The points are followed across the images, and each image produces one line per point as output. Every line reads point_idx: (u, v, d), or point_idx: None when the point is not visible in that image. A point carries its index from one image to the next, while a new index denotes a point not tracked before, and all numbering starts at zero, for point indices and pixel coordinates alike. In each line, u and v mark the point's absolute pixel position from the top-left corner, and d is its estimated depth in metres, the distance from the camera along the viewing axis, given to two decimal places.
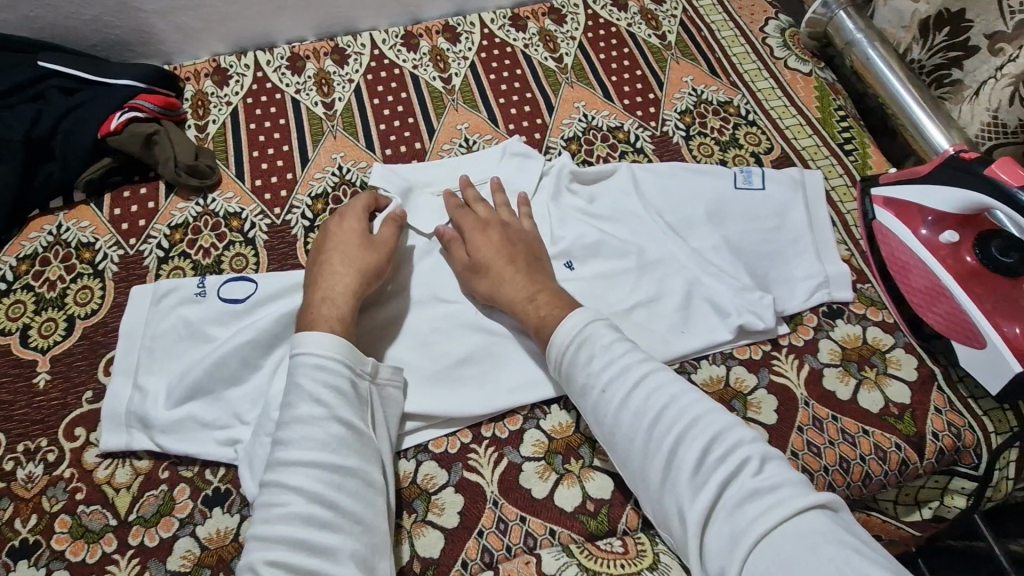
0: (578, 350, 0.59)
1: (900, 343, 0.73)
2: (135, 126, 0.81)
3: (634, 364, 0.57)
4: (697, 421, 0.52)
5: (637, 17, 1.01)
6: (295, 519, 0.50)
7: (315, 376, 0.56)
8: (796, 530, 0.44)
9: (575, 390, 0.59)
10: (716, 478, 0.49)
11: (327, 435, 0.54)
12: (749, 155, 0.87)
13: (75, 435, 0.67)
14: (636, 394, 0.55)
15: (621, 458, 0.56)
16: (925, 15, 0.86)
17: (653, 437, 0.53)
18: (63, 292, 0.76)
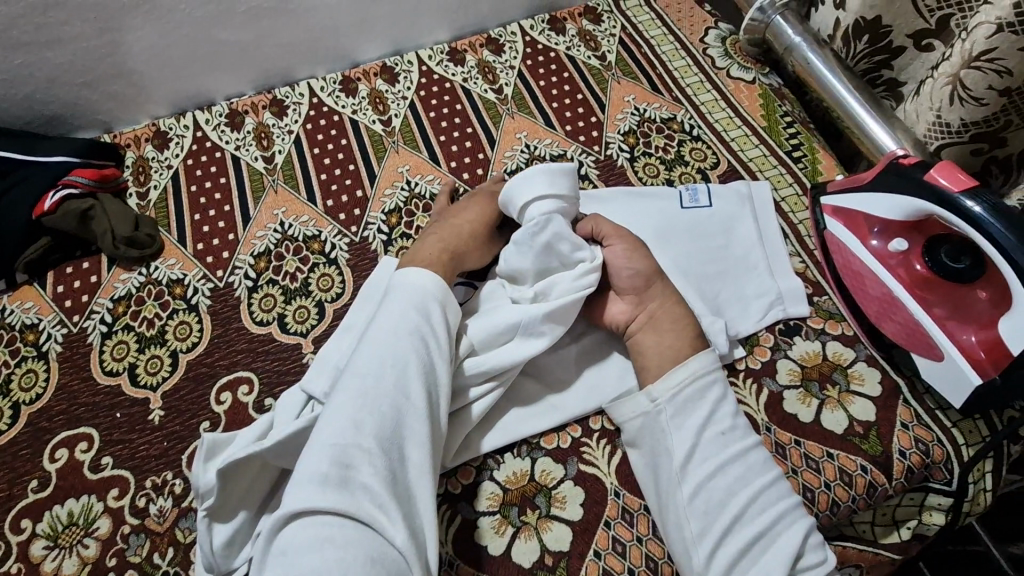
0: (695, 396, 0.61)
1: (862, 356, 0.71)
2: (69, 203, 0.81)
3: (749, 432, 0.61)
4: (799, 504, 0.57)
5: (576, 39, 1.01)
6: (343, 464, 0.50)
7: (426, 307, 0.61)
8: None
9: (682, 429, 0.60)
10: (800, 562, 0.55)
11: (404, 392, 0.55)
12: (696, 172, 0.85)
13: (22, 527, 0.65)
14: (755, 457, 0.59)
15: (703, 508, 0.57)
16: (845, 24, 0.86)
17: (752, 504, 0.56)
18: (8, 377, 0.75)
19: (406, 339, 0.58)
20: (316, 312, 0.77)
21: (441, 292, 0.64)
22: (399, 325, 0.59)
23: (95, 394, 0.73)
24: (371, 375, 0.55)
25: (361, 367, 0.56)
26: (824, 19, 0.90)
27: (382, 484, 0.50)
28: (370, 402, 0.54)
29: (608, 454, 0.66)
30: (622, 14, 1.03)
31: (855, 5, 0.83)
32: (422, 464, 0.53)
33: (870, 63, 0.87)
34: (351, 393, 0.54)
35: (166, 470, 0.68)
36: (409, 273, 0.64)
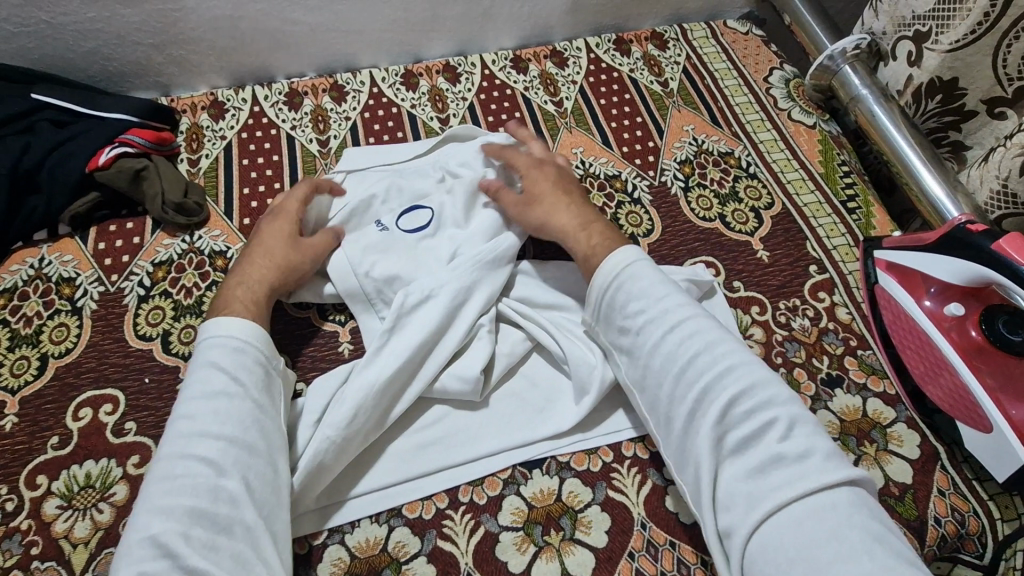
0: (620, 288, 0.63)
1: (902, 417, 0.69)
2: (124, 161, 0.80)
3: (674, 311, 0.61)
4: (727, 373, 0.56)
5: (640, 62, 1.01)
6: (165, 550, 0.48)
7: (225, 359, 0.58)
8: (818, 505, 0.49)
9: (611, 333, 0.64)
10: (729, 436, 0.54)
11: (225, 457, 0.53)
12: (749, 210, 0.85)
13: (37, 483, 0.64)
14: (672, 338, 0.59)
15: (646, 397, 0.60)
16: (917, 81, 0.86)
17: (683, 382, 0.57)
18: (39, 328, 0.74)
19: (216, 401, 0.56)
20: None
21: (260, 343, 0.61)
22: (202, 385, 0.57)
23: (125, 356, 0.72)
24: (186, 438, 0.54)
25: (176, 430, 0.55)
26: (897, 71, 0.89)
27: (210, 565, 0.49)
28: (184, 476, 0.52)
29: (638, 483, 0.65)
30: (688, 44, 1.04)
31: (931, 64, 0.83)
32: (253, 524, 0.52)
33: (935, 122, 0.87)
34: (165, 465, 0.53)
35: None
36: (211, 323, 0.61)
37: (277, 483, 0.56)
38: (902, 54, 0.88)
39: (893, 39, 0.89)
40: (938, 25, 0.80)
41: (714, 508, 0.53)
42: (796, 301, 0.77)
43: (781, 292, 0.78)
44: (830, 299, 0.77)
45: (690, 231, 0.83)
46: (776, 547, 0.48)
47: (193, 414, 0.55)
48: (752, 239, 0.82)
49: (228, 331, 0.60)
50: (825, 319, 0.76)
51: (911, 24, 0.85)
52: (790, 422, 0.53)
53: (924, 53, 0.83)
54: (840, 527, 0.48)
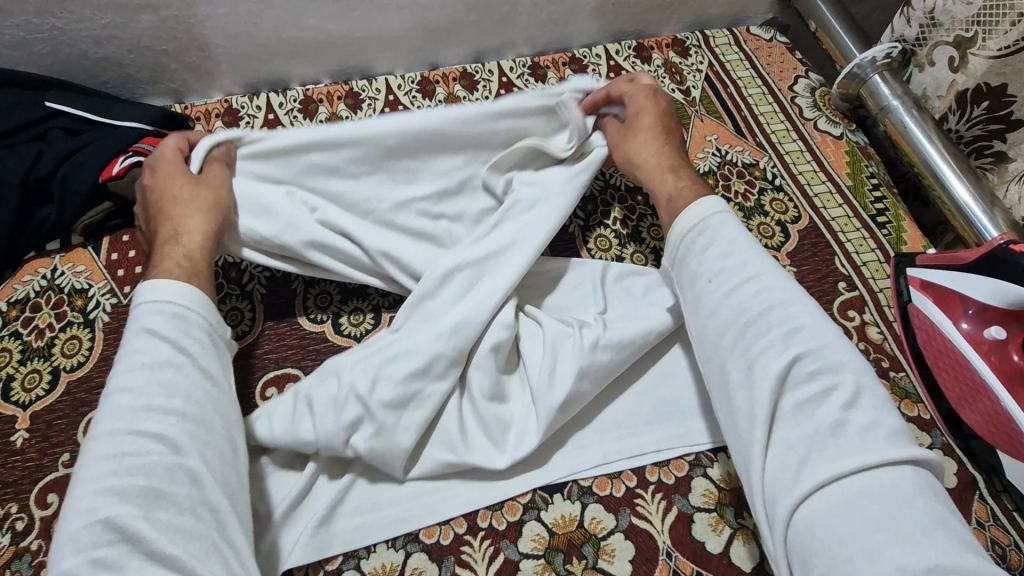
0: (697, 239, 0.63)
1: (938, 443, 0.66)
2: (135, 172, 0.77)
3: (751, 263, 0.59)
4: (796, 330, 0.54)
5: (661, 70, 0.99)
6: (123, 533, 0.46)
7: (165, 326, 0.56)
8: (873, 482, 0.46)
9: (682, 283, 0.63)
10: (792, 396, 0.52)
11: (180, 435, 0.51)
12: (775, 223, 0.82)
13: (47, 502, 0.63)
14: (749, 287, 0.57)
15: (705, 348, 0.59)
16: (962, 87, 0.83)
17: (750, 335, 0.55)
18: (51, 341, 0.72)
19: (161, 372, 0.53)
20: (371, 318, 0.75)
21: (201, 309, 0.59)
22: (139, 356, 0.54)
23: None
24: (129, 413, 0.51)
25: (116, 407, 0.52)
26: (938, 76, 0.86)
27: (176, 547, 0.47)
28: (129, 455, 0.49)
29: (662, 510, 0.63)
30: (709, 50, 1.02)
31: (978, 70, 0.80)
32: (220, 507, 0.51)
33: (978, 131, 0.84)
34: (104, 443, 0.50)
35: None
36: (146, 289, 0.58)
37: (235, 463, 0.54)
38: (943, 58, 0.84)
39: (927, 43, 0.86)
40: (985, 29, 0.77)
41: (762, 474, 0.51)
42: None
43: None
44: (860, 317, 0.75)
45: None
46: (823, 514, 0.46)
47: (134, 386, 0.52)
48: (778, 254, 0.80)
49: (174, 299, 0.58)
50: (855, 338, 0.73)
51: (952, 29, 0.82)
52: (858, 391, 0.51)
53: (969, 59, 0.81)
54: (890, 515, 0.45)
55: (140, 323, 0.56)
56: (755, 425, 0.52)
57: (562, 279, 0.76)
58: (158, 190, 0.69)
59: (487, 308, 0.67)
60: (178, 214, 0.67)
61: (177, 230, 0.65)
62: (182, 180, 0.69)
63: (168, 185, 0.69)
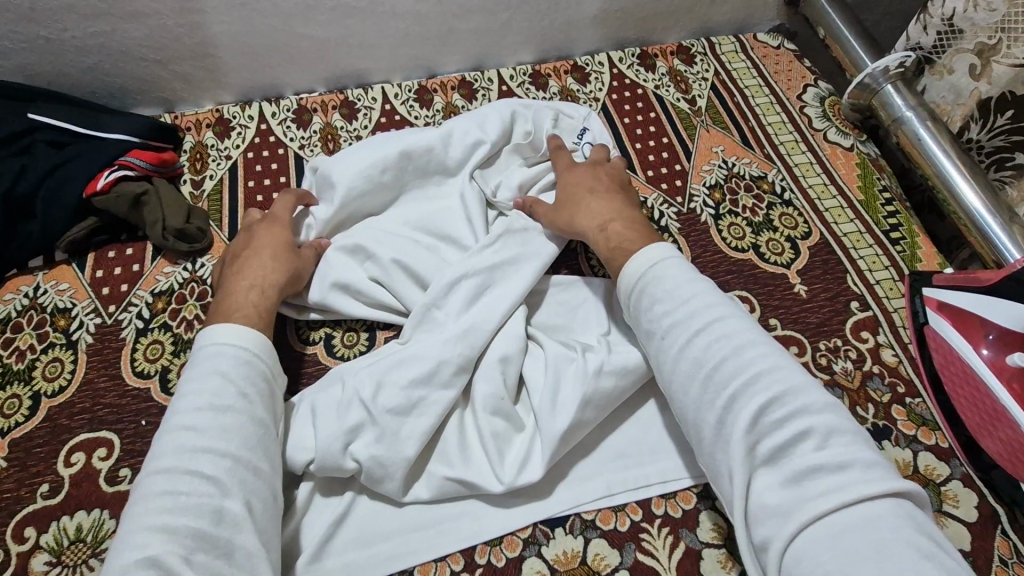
0: (644, 294, 0.59)
1: (957, 475, 0.64)
2: (123, 185, 0.76)
3: (700, 311, 0.55)
4: (757, 376, 0.51)
5: (666, 78, 0.96)
6: (164, 573, 0.43)
7: (233, 369, 0.55)
8: (861, 520, 0.43)
9: (641, 333, 0.60)
10: (763, 447, 0.49)
11: (229, 475, 0.50)
12: (785, 240, 0.80)
13: (24, 536, 0.60)
14: (699, 341, 0.54)
15: (675, 401, 0.56)
16: (986, 95, 0.81)
17: (712, 387, 0.52)
18: (32, 364, 0.70)
19: (224, 415, 0.52)
20: (365, 339, 0.72)
21: (266, 356, 0.59)
22: (205, 395, 0.53)
23: (121, 396, 0.67)
24: (188, 452, 0.49)
25: (175, 443, 0.50)
26: (957, 85, 0.84)
27: None
28: (181, 492, 0.47)
29: (669, 546, 0.60)
30: (716, 58, 0.99)
31: (1003, 78, 0.78)
32: (253, 550, 0.48)
33: (1000, 142, 0.82)
34: (159, 480, 0.48)
35: None
36: (218, 332, 0.57)
37: (274, 508, 0.53)
38: (962, 66, 0.82)
39: (945, 52, 0.84)
40: (1010, 37, 0.75)
41: (749, 524, 0.48)
42: (837, 341, 0.72)
43: (821, 332, 0.72)
44: (874, 339, 0.72)
45: (722, 262, 0.78)
46: (813, 560, 0.43)
47: (196, 425, 0.51)
48: (788, 272, 0.77)
49: (249, 347, 0.57)
50: (869, 362, 0.71)
51: (974, 36, 0.79)
52: (826, 429, 0.48)
53: (991, 66, 0.78)
54: (888, 552, 0.41)
55: (200, 357, 0.56)
56: (732, 481, 0.49)
57: (560, 300, 0.73)
58: (246, 241, 0.71)
59: (495, 321, 0.66)
60: (248, 261, 0.68)
61: (239, 279, 0.66)
62: (268, 233, 0.71)
63: (252, 239, 0.71)
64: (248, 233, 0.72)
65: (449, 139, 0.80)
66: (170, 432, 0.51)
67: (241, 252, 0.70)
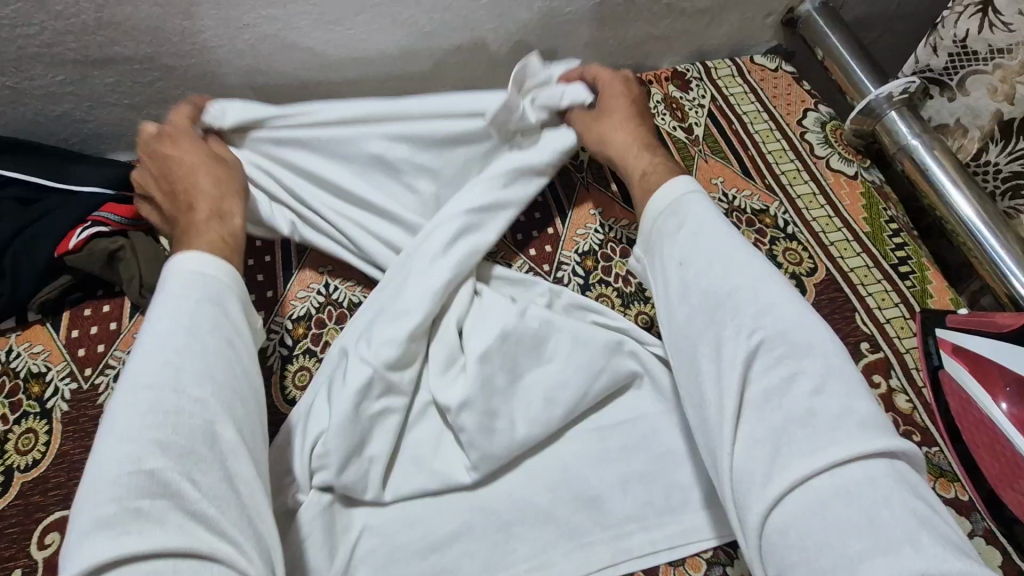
0: (669, 229, 0.61)
1: (979, 530, 0.61)
2: (96, 242, 0.72)
3: (721, 251, 0.58)
4: (763, 315, 0.53)
5: (661, 106, 0.93)
6: (165, 489, 0.43)
7: (200, 298, 0.55)
8: (853, 482, 0.45)
9: (654, 269, 0.62)
10: (761, 380, 0.51)
11: (215, 399, 0.50)
12: (789, 277, 0.76)
13: None
14: (714, 278, 0.56)
15: (674, 336, 0.58)
16: (1009, 117, 0.78)
17: (715, 321, 0.54)
18: (5, 436, 0.66)
19: (205, 343, 0.52)
20: None
21: (234, 286, 0.59)
22: (181, 322, 0.52)
23: None
24: (169, 381, 0.49)
25: (155, 364, 0.49)
26: (976, 105, 0.81)
27: (215, 511, 0.44)
28: (170, 412, 0.47)
29: None
30: (712, 83, 0.96)
31: None
32: (250, 478, 0.48)
33: (1017, 167, 0.80)
34: (143, 399, 0.47)
35: None
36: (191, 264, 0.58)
37: (261, 438, 0.52)
38: (981, 88, 0.79)
39: (959, 74, 0.81)
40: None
41: (733, 461, 0.50)
42: None
43: None
44: (887, 383, 0.69)
45: None
46: (801, 530, 0.45)
47: (176, 352, 0.50)
48: None
49: (219, 278, 0.58)
50: (883, 408, 0.67)
51: (991, 58, 0.77)
52: (826, 375, 0.50)
53: (1016, 87, 0.75)
54: (874, 518, 0.43)
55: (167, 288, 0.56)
56: (723, 417, 0.50)
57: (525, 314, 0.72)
58: (190, 172, 0.71)
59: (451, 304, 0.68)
60: (203, 201, 0.69)
61: (198, 220, 0.66)
62: (212, 167, 0.71)
63: (195, 172, 0.71)
64: (187, 163, 0.71)
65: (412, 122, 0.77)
66: (143, 357, 0.50)
67: (190, 191, 0.70)
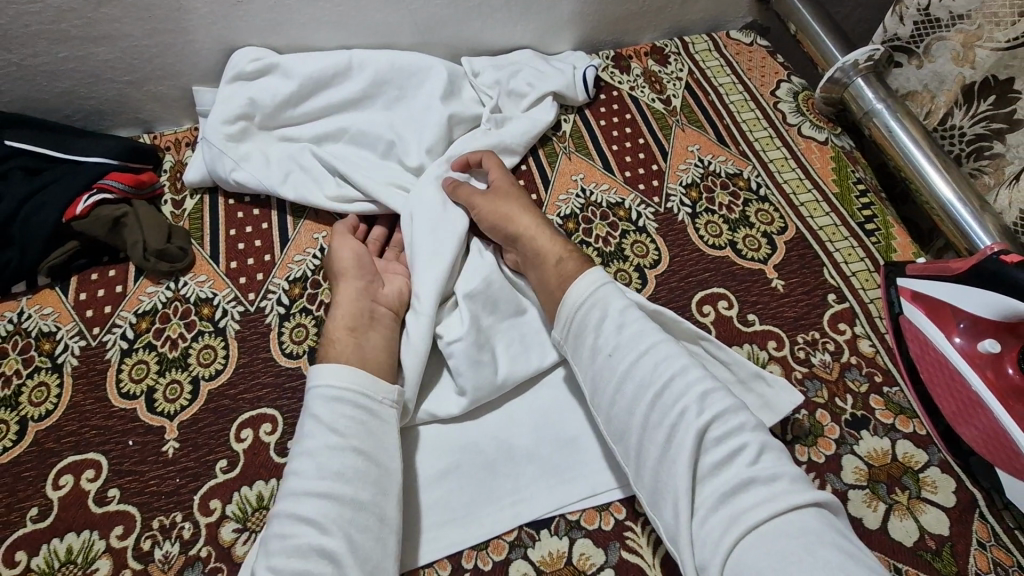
0: (593, 315, 0.62)
1: (935, 460, 0.65)
2: (102, 209, 0.76)
3: (644, 336, 0.59)
4: (703, 398, 0.54)
5: (641, 79, 0.97)
6: None
7: (322, 410, 0.57)
8: (789, 525, 0.48)
9: (580, 357, 0.63)
10: (704, 462, 0.53)
11: (326, 514, 0.52)
12: (761, 236, 0.80)
13: (15, 560, 0.60)
14: (643, 365, 0.57)
15: (616, 426, 0.58)
16: (969, 80, 0.81)
17: (658, 410, 0.55)
18: (18, 390, 0.70)
19: (321, 455, 0.55)
20: None
21: (356, 388, 0.59)
22: (304, 442, 0.56)
23: (108, 417, 0.68)
24: (291, 496, 0.53)
25: (285, 488, 0.55)
26: (940, 71, 0.85)
27: None
28: (289, 536, 0.51)
29: (653, 543, 0.61)
30: (690, 57, 1.00)
31: (987, 62, 0.78)
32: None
33: (981, 129, 0.82)
34: (274, 522, 0.53)
35: (176, 511, 0.63)
36: (328, 370, 0.59)
37: (381, 529, 0.54)
38: (944, 54, 0.83)
39: (925, 41, 0.84)
40: (992, 22, 0.75)
41: (691, 542, 0.51)
42: (815, 334, 0.73)
43: (798, 326, 0.73)
44: (851, 330, 0.73)
45: (699, 260, 0.78)
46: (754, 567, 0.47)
47: (297, 470, 0.55)
48: (765, 268, 0.78)
49: (342, 381, 0.59)
50: (847, 353, 0.71)
51: (952, 25, 0.80)
52: (764, 447, 0.53)
53: (974, 51, 0.79)
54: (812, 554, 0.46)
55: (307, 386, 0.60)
56: (677, 495, 0.52)
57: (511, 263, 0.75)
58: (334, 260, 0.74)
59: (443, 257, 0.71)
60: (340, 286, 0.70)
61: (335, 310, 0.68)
62: (347, 250, 0.73)
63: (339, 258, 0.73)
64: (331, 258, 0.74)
65: (404, 90, 0.88)
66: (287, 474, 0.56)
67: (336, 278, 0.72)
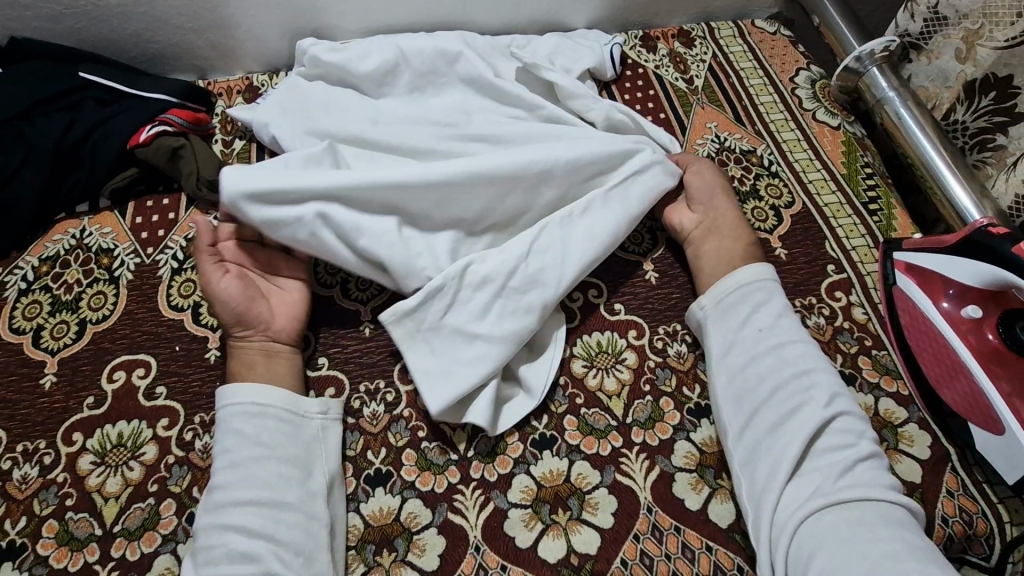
0: (745, 298, 0.70)
1: (914, 418, 0.70)
2: (163, 139, 0.83)
3: (792, 332, 0.68)
4: (835, 397, 0.63)
5: (665, 59, 1.02)
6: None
7: (246, 425, 0.62)
8: (877, 509, 0.56)
9: (717, 328, 0.70)
10: (818, 444, 0.61)
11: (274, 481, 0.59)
12: (769, 208, 0.85)
13: (73, 440, 0.67)
14: (791, 352, 0.66)
15: (735, 394, 0.66)
16: (970, 78, 0.86)
17: (790, 390, 0.64)
18: (78, 296, 0.77)
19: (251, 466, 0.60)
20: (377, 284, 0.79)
21: (270, 401, 0.64)
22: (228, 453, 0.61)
23: (158, 325, 0.75)
24: (221, 509, 0.58)
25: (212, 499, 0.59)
26: (945, 67, 0.89)
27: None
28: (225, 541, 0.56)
29: (645, 469, 0.66)
30: (714, 42, 1.05)
31: (987, 60, 0.82)
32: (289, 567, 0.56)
33: (982, 123, 0.86)
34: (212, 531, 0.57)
35: (215, 409, 0.70)
36: (235, 388, 0.64)
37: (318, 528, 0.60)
38: (948, 50, 0.87)
39: (931, 38, 0.89)
40: (992, 22, 0.80)
41: (775, 505, 0.59)
42: (812, 299, 0.77)
43: (797, 291, 0.78)
44: (847, 298, 0.78)
45: None
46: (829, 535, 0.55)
47: (228, 485, 0.59)
48: (770, 237, 0.83)
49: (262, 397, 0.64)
50: (841, 318, 0.76)
51: (960, 23, 0.84)
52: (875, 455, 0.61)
53: (975, 50, 0.83)
54: (894, 532, 0.55)
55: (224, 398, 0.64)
56: (784, 461, 0.60)
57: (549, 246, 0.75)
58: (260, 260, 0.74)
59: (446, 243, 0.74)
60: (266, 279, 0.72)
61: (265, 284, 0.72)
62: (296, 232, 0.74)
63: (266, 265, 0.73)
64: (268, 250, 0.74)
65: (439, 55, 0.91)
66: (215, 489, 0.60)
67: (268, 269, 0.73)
